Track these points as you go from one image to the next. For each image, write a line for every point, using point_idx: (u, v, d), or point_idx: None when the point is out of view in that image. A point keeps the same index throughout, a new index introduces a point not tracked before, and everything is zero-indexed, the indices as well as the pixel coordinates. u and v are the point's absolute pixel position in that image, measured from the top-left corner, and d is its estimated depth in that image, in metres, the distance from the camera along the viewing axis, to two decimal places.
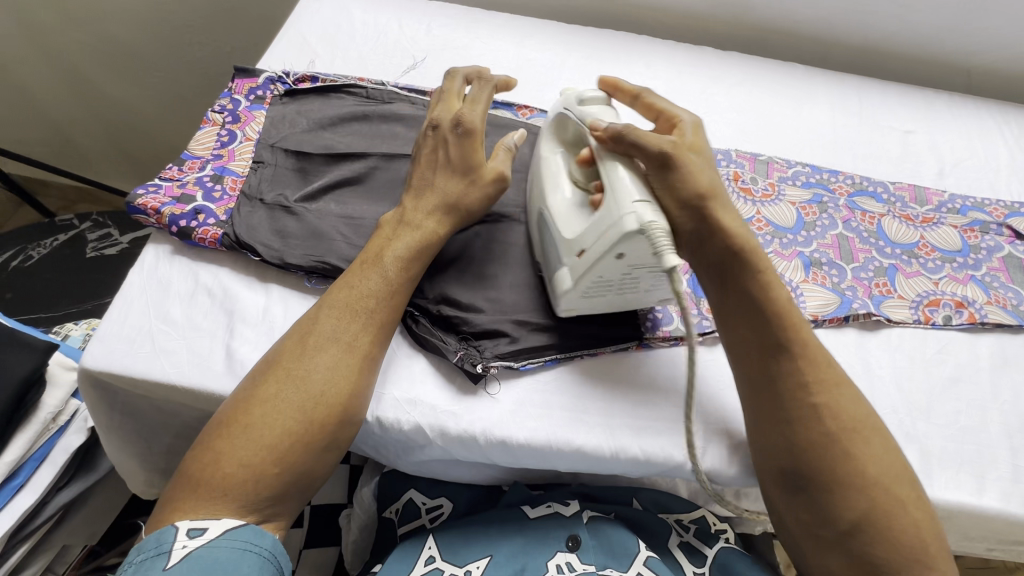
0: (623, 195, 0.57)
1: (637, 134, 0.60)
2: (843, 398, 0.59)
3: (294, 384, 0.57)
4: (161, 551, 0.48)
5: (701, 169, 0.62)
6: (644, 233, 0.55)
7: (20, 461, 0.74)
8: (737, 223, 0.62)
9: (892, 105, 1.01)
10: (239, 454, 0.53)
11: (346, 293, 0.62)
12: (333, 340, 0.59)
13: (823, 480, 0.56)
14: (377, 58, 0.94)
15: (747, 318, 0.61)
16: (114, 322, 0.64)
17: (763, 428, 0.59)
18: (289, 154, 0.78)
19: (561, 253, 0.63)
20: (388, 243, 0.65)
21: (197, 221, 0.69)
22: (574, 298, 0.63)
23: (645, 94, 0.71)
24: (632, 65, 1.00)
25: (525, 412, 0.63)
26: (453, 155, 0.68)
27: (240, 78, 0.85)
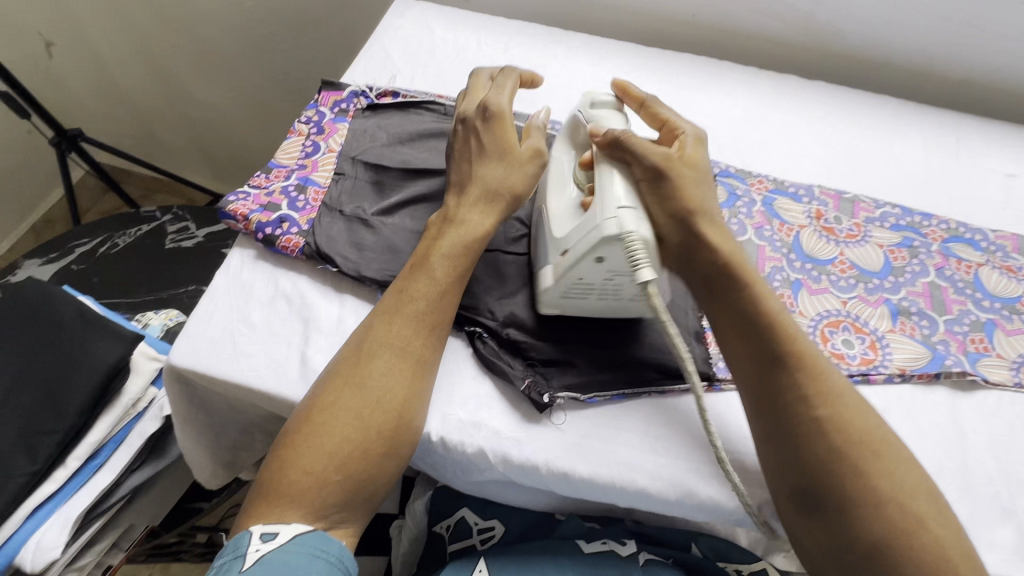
0: (608, 200, 0.58)
1: (631, 138, 0.61)
2: (846, 411, 0.55)
3: (351, 390, 0.58)
4: (238, 555, 0.50)
5: (692, 185, 0.62)
6: (622, 240, 0.56)
7: (102, 442, 0.79)
8: (726, 239, 0.62)
9: (994, 146, 0.94)
10: (304, 461, 0.54)
11: (395, 297, 0.62)
12: (385, 344, 0.60)
13: (837, 499, 0.53)
14: (456, 76, 0.95)
15: (742, 329, 0.60)
16: (200, 322, 0.67)
17: (772, 445, 0.56)
18: (368, 167, 0.80)
19: (547, 253, 0.65)
20: (433, 243, 0.65)
21: (281, 229, 0.71)
22: (555, 295, 0.64)
23: (652, 102, 0.71)
24: (711, 91, 0.97)
25: (589, 446, 0.62)
26: (488, 139, 0.68)
27: (326, 90, 0.88)
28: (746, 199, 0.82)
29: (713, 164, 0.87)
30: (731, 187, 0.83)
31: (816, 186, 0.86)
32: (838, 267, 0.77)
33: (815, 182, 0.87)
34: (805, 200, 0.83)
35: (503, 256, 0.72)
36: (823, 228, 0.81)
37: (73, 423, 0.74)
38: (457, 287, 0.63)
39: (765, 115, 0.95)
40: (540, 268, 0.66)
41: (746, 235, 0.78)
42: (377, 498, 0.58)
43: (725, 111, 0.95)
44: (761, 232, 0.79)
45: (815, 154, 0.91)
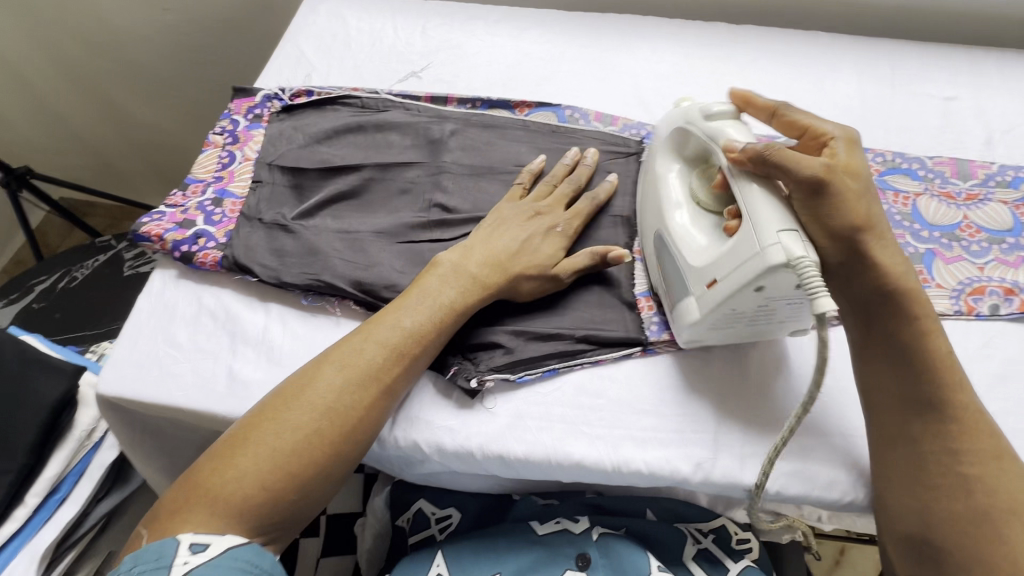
0: (766, 222, 0.54)
1: (780, 153, 0.55)
2: (1003, 474, 0.53)
3: (330, 416, 0.57)
4: (162, 566, 0.49)
5: (855, 198, 0.57)
6: (791, 266, 0.52)
7: (60, 476, 0.80)
8: (896, 266, 0.57)
9: (931, 70, 0.91)
10: (258, 472, 0.54)
11: (394, 331, 0.61)
12: (374, 378, 0.59)
13: (960, 555, 0.51)
14: (373, 66, 0.92)
15: (896, 364, 0.56)
16: (126, 348, 0.67)
17: (895, 483, 0.56)
18: (285, 172, 0.78)
19: (685, 281, 0.61)
20: (442, 284, 0.64)
21: (197, 245, 0.71)
22: (701, 328, 0.61)
23: (785, 109, 0.65)
24: (637, 50, 0.95)
25: (523, 426, 0.62)
26: (536, 239, 0.67)
27: (238, 98, 0.86)
28: None
29: (640, 126, 0.84)
30: None
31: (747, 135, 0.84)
32: None
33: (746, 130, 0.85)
34: None
35: (428, 246, 0.73)
36: None
37: (26, 462, 0.75)
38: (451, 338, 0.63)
39: (692, 68, 0.92)
40: (676, 295, 0.63)
41: None
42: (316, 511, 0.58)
43: (651, 68, 0.93)
44: None
45: None
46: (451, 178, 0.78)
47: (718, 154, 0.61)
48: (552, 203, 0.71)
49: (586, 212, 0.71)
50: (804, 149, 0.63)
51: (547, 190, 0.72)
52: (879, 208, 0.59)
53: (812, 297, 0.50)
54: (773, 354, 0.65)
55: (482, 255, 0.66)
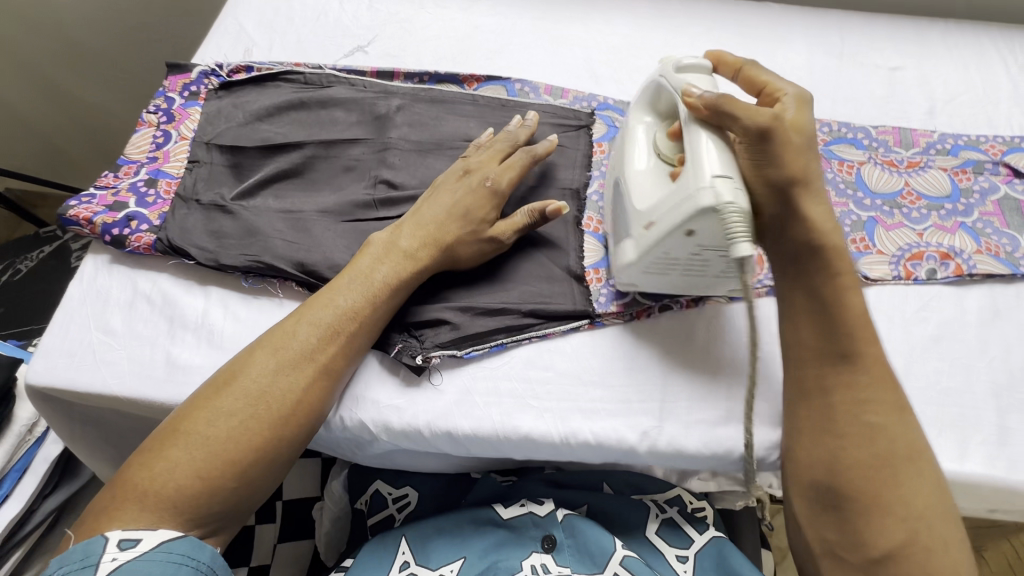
0: (706, 166, 0.53)
1: (735, 104, 0.55)
2: (902, 424, 0.55)
3: (264, 400, 0.56)
4: (88, 564, 0.47)
5: (795, 150, 0.57)
6: (718, 211, 0.52)
7: (1, 473, 0.77)
8: (824, 218, 0.58)
9: (877, 41, 0.92)
10: (193, 462, 0.52)
11: (329, 310, 0.60)
12: (308, 357, 0.58)
13: (862, 501, 0.53)
14: (317, 40, 0.89)
15: (816, 316, 0.57)
16: (56, 337, 0.64)
17: (808, 435, 0.57)
18: (224, 151, 0.75)
19: (629, 223, 0.61)
20: (374, 263, 0.62)
21: (130, 228, 0.68)
22: (636, 271, 0.61)
23: (750, 67, 0.66)
24: (589, 23, 0.93)
25: (470, 402, 0.61)
26: (466, 201, 0.66)
27: (173, 75, 0.82)
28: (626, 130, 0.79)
29: (592, 98, 0.83)
30: (611, 120, 0.80)
31: None
32: None
33: None
34: None
35: (374, 224, 0.71)
36: None
37: None
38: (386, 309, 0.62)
39: (645, 40, 0.91)
40: (620, 238, 0.64)
41: None
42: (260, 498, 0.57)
43: (603, 41, 0.91)
44: None
45: None
46: (397, 154, 0.76)
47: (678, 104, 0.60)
48: (483, 160, 0.69)
49: (519, 165, 0.68)
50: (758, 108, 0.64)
51: (477, 154, 0.71)
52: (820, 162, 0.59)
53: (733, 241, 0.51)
54: (720, 323, 0.66)
55: (417, 231, 0.65)
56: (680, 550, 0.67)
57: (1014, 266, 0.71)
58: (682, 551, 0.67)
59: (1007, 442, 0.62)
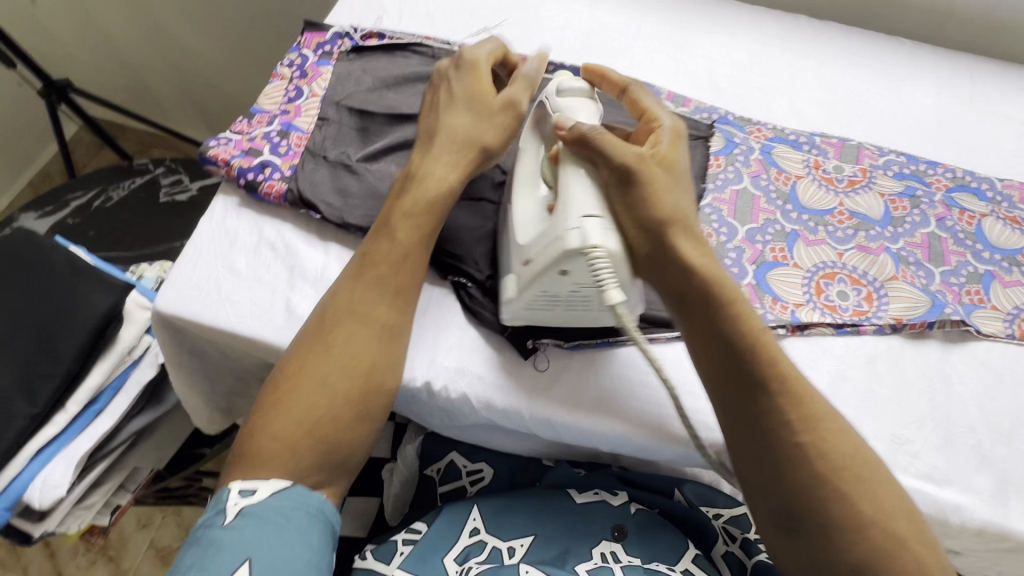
0: (576, 204, 0.55)
1: (600, 135, 0.57)
2: (831, 435, 0.54)
3: (317, 359, 0.57)
4: (219, 510, 0.51)
5: (662, 194, 0.57)
6: (585, 253, 0.53)
7: (100, 387, 0.81)
8: (701, 248, 0.58)
9: (1010, 91, 0.89)
10: (276, 429, 0.54)
11: (359, 264, 0.61)
12: (349, 310, 0.59)
13: (814, 522, 0.52)
14: (446, 16, 0.90)
15: (722, 348, 0.56)
16: (185, 268, 0.67)
17: (749, 470, 0.55)
18: (353, 113, 0.77)
19: (511, 258, 0.61)
20: (395, 206, 0.63)
21: (263, 174, 0.70)
22: (518, 309, 0.61)
23: (634, 87, 0.66)
24: (714, 34, 0.92)
25: (578, 399, 0.63)
26: (464, 92, 0.65)
27: (309, 32, 0.84)
28: (744, 147, 0.80)
29: (712, 110, 0.83)
30: (730, 134, 0.80)
31: (817, 135, 0.83)
32: (836, 217, 0.76)
33: (817, 129, 0.84)
34: (804, 149, 0.81)
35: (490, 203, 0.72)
36: (822, 178, 0.78)
37: (70, 369, 0.76)
38: (421, 251, 0.61)
39: (769, 59, 0.90)
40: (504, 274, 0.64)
41: (741, 183, 0.77)
42: (354, 458, 0.57)
43: (727, 54, 0.90)
44: (757, 180, 0.77)
45: (819, 99, 0.87)
46: None
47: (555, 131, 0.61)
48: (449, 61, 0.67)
49: (495, 45, 0.68)
50: (640, 135, 0.64)
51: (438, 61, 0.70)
52: (685, 200, 0.59)
53: (602, 287, 0.53)
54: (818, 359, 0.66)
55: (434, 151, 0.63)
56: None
57: None
58: None
59: None
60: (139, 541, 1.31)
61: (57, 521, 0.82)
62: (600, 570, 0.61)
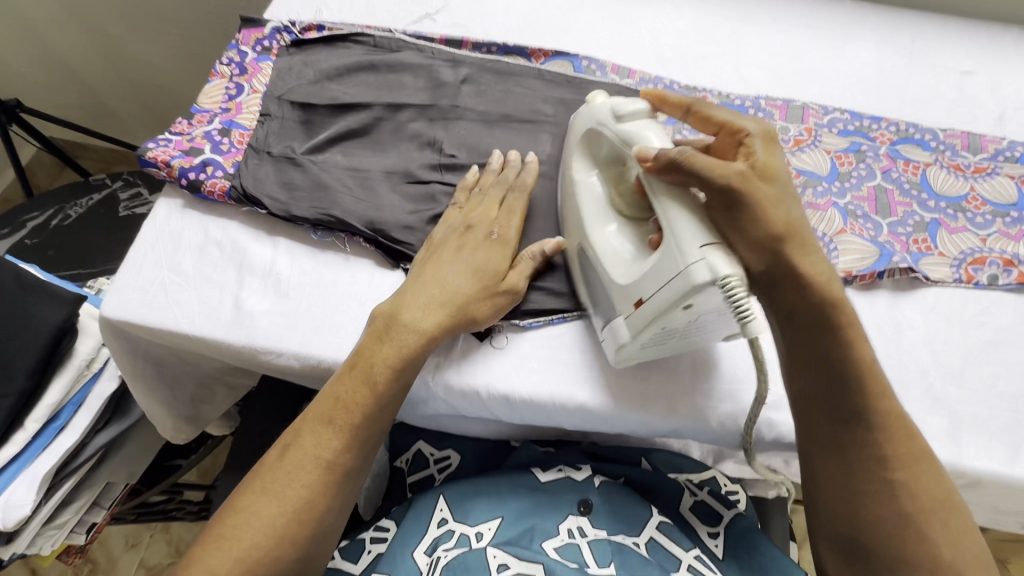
0: (688, 239, 0.52)
1: (694, 161, 0.53)
2: (926, 475, 0.55)
3: (269, 497, 0.56)
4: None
5: (772, 205, 0.53)
6: (717, 285, 0.51)
7: (60, 403, 0.80)
8: (818, 267, 0.54)
9: (950, 43, 0.91)
10: (210, 564, 0.54)
11: (331, 405, 0.59)
12: (311, 458, 0.57)
13: (884, 557, 0.54)
14: (387, 5, 0.89)
15: (825, 380, 0.55)
16: (129, 273, 0.66)
17: (828, 497, 0.56)
18: (295, 107, 0.76)
19: (613, 301, 0.60)
20: (376, 350, 0.59)
21: (205, 173, 0.69)
22: (633, 349, 0.59)
23: (699, 105, 0.61)
24: (657, 5, 0.92)
25: (529, 367, 0.63)
26: (478, 256, 0.63)
27: (247, 29, 0.83)
28: None
29: (658, 81, 0.84)
30: None
31: (763, 98, 0.83)
32: None
33: (762, 93, 0.85)
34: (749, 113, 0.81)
35: (438, 187, 0.72)
36: None
37: (24, 387, 0.75)
38: (386, 402, 0.59)
39: (712, 27, 0.91)
40: (606, 315, 0.62)
41: None
42: None
43: (670, 25, 0.91)
44: None
45: (764, 63, 0.88)
46: (464, 124, 0.77)
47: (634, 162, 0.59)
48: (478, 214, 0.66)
49: (518, 210, 0.67)
50: (721, 149, 0.59)
51: (476, 198, 0.69)
52: (797, 211, 0.55)
53: (744, 318, 0.50)
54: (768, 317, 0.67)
55: (428, 297, 0.61)
56: (711, 527, 0.68)
57: None
58: (714, 529, 0.68)
59: None
60: (127, 562, 1.29)
61: (26, 542, 0.81)
62: (566, 546, 0.62)
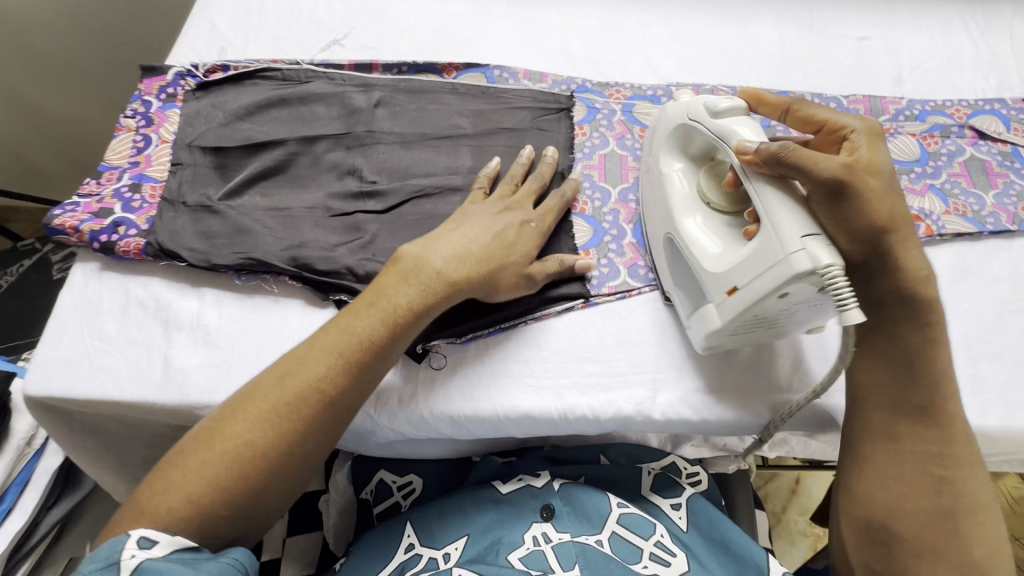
0: (788, 227, 0.52)
1: (799, 155, 0.53)
2: (970, 478, 0.58)
3: (265, 426, 0.52)
4: (111, 562, 0.46)
5: (880, 198, 0.55)
6: (818, 274, 0.51)
7: (3, 486, 0.77)
8: (915, 258, 0.57)
9: (845, 12, 0.94)
10: (186, 487, 0.50)
11: (347, 339, 0.56)
12: (317, 391, 0.54)
13: (912, 544, 0.57)
14: (293, 36, 0.88)
15: (895, 372, 0.59)
16: (50, 347, 0.64)
17: (868, 482, 0.60)
18: (207, 152, 0.75)
19: (705, 289, 0.60)
20: (398, 292, 0.59)
21: (118, 234, 0.67)
22: (722, 336, 0.60)
23: (798, 105, 0.64)
24: (564, 6, 0.94)
25: (469, 385, 0.63)
26: (507, 233, 0.64)
27: (148, 77, 0.81)
28: (605, 111, 0.82)
29: (570, 81, 0.85)
30: (591, 102, 0.82)
31: (674, 86, 0.85)
32: None
33: (673, 81, 0.87)
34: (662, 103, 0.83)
35: (361, 216, 0.72)
36: None
37: None
38: (400, 340, 0.58)
39: (619, 21, 0.92)
40: (695, 302, 0.63)
41: (608, 147, 0.80)
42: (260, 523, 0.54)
43: (578, 24, 0.92)
44: (623, 141, 0.80)
45: (672, 52, 0.90)
46: (382, 149, 0.77)
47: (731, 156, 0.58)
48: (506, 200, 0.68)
49: (556, 209, 0.69)
50: (821, 145, 0.62)
51: (509, 189, 0.70)
52: (897, 204, 0.56)
53: (841, 307, 0.50)
54: None
55: (450, 250, 0.61)
56: (672, 499, 0.70)
57: (981, 225, 0.73)
58: (676, 501, 0.70)
59: (975, 390, 0.63)
60: None
61: None
62: (532, 554, 0.62)
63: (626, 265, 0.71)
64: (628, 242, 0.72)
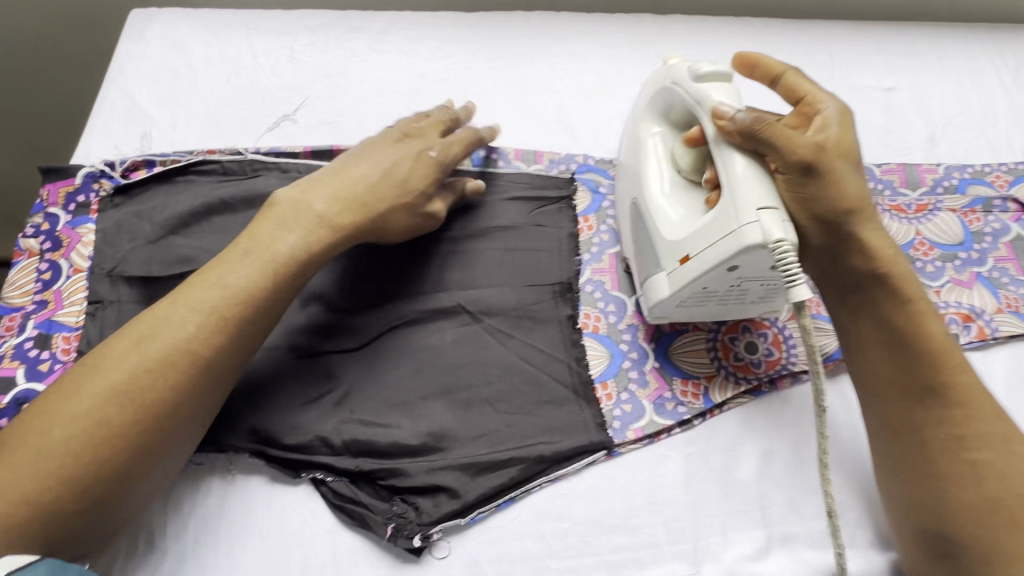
0: (746, 196, 0.49)
1: (774, 129, 0.49)
2: (1013, 456, 0.48)
3: (72, 403, 0.46)
4: None
5: (846, 181, 0.51)
6: (768, 249, 0.47)
7: None
8: (885, 246, 0.52)
9: (867, 56, 0.84)
10: (12, 464, 0.44)
11: (212, 294, 0.51)
12: (169, 358, 0.48)
13: (978, 549, 0.47)
14: (232, 111, 0.73)
15: (894, 348, 0.51)
16: None
17: (902, 481, 0.51)
18: (135, 283, 0.61)
19: (659, 256, 0.56)
20: (277, 235, 0.55)
21: (23, 414, 0.53)
22: (669, 306, 0.57)
23: (790, 74, 0.56)
24: (554, 58, 0.80)
25: (480, 574, 0.53)
26: (399, 168, 0.62)
27: (52, 181, 0.66)
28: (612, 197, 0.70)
29: (569, 159, 0.72)
30: (594, 184, 0.71)
31: None
32: None
33: None
34: None
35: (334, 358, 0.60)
36: None
37: None
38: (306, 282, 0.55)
39: (619, 76, 0.80)
40: (647, 270, 0.59)
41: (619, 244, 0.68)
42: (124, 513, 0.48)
43: (572, 81, 0.79)
44: None
45: None
46: (353, 265, 0.64)
47: (704, 120, 0.54)
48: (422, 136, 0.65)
49: (467, 142, 0.66)
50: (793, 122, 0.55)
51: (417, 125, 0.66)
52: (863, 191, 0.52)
53: (790, 284, 0.48)
54: (735, 439, 0.59)
55: (331, 191, 0.58)
56: None
57: None
58: None
59: None
60: None
61: None
62: None
63: (650, 399, 0.60)
64: (650, 367, 0.62)
